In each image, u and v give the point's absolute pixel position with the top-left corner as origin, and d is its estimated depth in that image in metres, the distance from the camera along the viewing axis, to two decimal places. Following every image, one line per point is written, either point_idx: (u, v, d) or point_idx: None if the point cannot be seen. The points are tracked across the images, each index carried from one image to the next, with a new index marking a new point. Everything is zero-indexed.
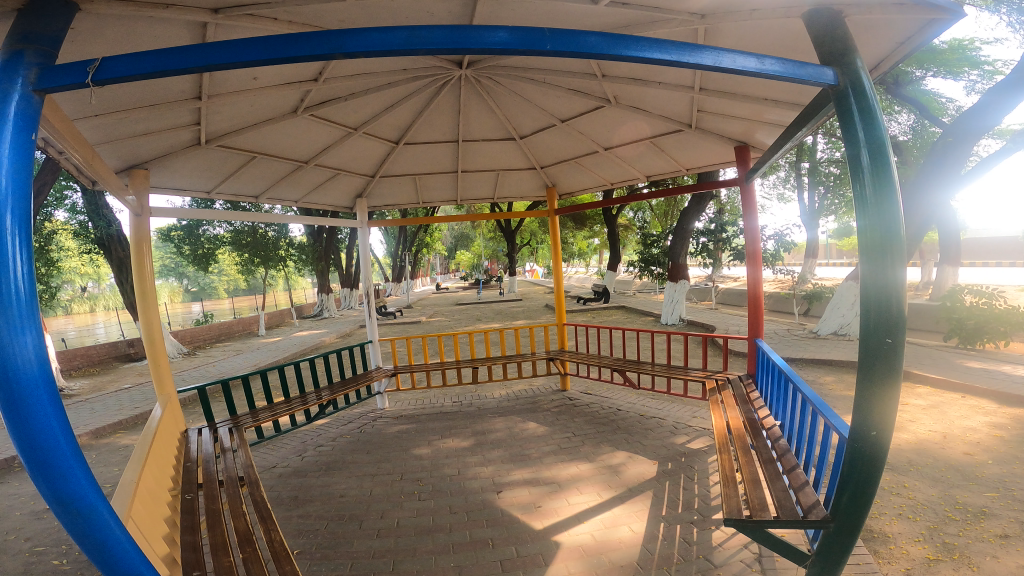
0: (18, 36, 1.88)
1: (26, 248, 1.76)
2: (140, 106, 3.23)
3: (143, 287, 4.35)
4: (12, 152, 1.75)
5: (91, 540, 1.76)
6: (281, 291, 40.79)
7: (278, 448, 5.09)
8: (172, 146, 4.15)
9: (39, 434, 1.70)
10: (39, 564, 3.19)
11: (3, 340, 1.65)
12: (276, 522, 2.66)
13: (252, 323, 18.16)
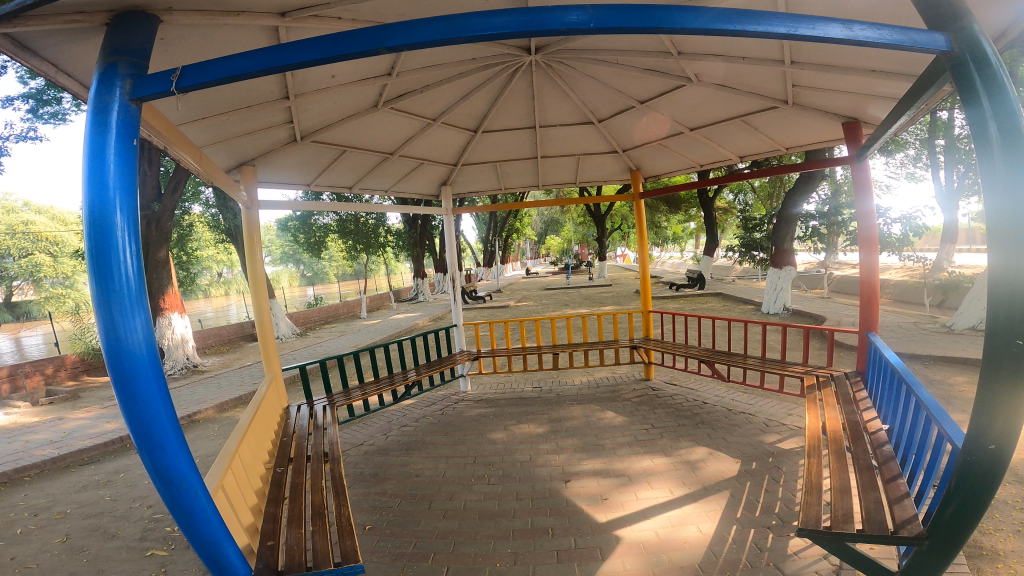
0: (109, 50, 2.08)
1: (135, 240, 1.95)
2: (236, 109, 3.52)
3: (253, 273, 4.75)
4: (118, 155, 1.94)
5: (180, 508, 1.95)
6: (385, 277, 43.30)
7: (367, 427, 5.41)
8: (272, 144, 4.49)
9: (145, 408, 1.90)
10: (154, 530, 3.62)
11: (116, 324, 1.84)
12: (348, 498, 2.83)
13: (357, 307, 19.41)
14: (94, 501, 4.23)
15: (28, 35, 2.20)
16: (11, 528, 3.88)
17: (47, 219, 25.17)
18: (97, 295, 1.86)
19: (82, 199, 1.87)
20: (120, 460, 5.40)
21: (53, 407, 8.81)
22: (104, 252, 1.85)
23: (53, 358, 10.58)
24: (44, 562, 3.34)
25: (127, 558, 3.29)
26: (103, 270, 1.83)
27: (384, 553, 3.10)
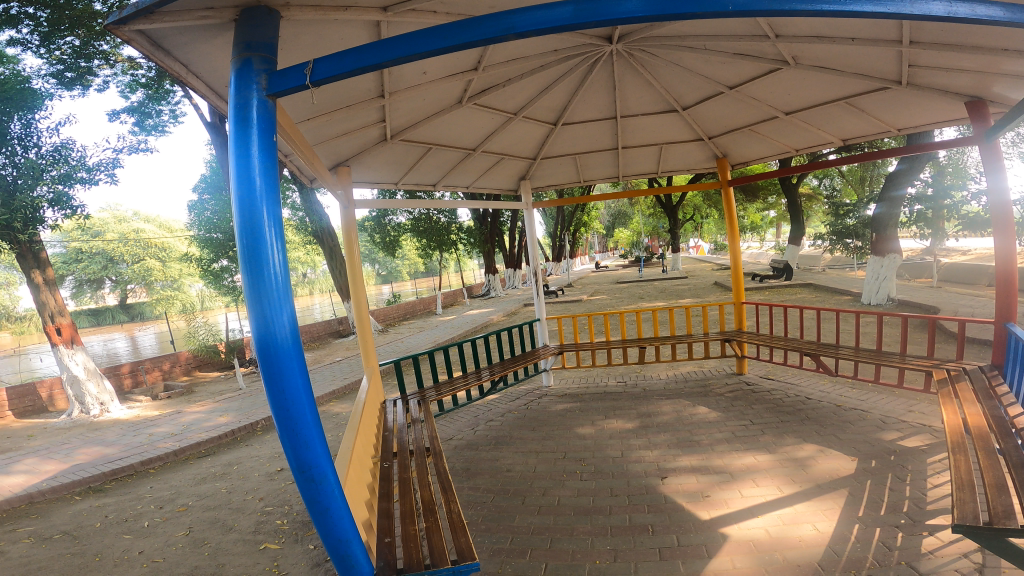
0: (243, 47, 2.23)
1: (279, 237, 2.12)
2: (336, 109, 3.64)
3: (353, 268, 4.91)
4: (261, 152, 2.11)
5: (318, 503, 2.16)
6: (454, 274, 44.46)
7: (455, 422, 5.55)
8: (365, 144, 4.64)
9: (290, 399, 2.09)
10: (266, 522, 3.80)
11: (268, 317, 2.03)
12: (455, 494, 2.88)
13: (432, 304, 19.88)
14: (212, 494, 4.51)
15: (162, 33, 2.35)
16: (141, 519, 4.12)
17: (155, 228, 27.60)
18: (249, 291, 2.06)
19: (233, 199, 2.06)
20: (232, 453, 5.77)
21: (171, 400, 9.61)
22: (254, 250, 2.03)
23: (170, 355, 11.50)
24: (170, 556, 3.49)
25: (243, 551, 3.43)
26: (254, 269, 2.01)
27: (482, 549, 3.13)
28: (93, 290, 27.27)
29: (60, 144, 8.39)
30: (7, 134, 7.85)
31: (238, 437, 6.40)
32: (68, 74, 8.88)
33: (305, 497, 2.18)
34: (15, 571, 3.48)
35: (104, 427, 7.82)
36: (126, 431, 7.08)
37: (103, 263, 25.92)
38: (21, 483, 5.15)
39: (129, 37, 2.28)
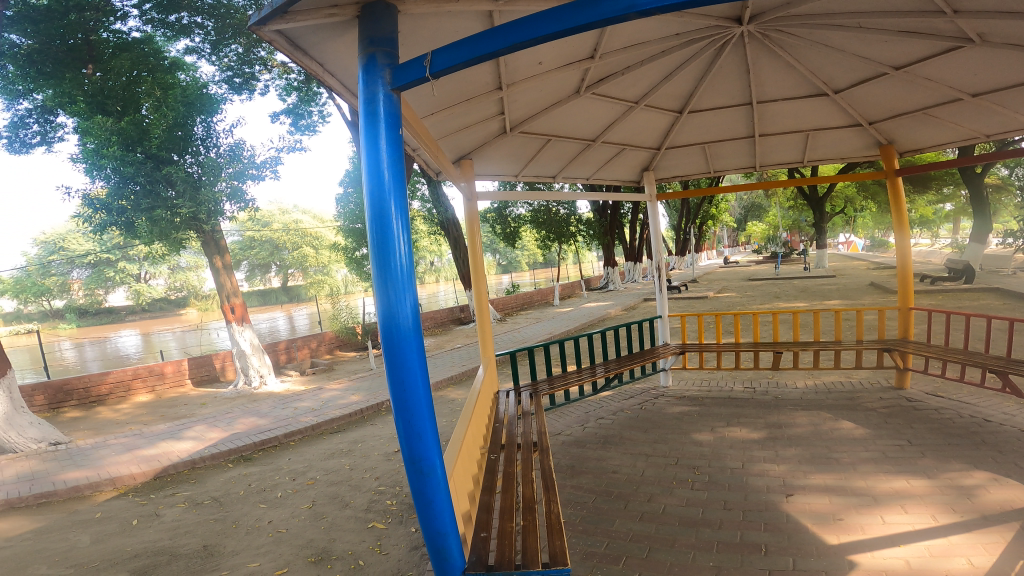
0: (368, 42, 2.36)
1: (405, 229, 2.30)
2: (455, 102, 3.73)
3: (475, 258, 5.04)
4: (388, 146, 2.29)
5: (424, 494, 2.29)
6: (573, 266, 44.66)
7: (566, 417, 5.54)
8: (486, 136, 4.72)
9: (408, 389, 2.25)
10: (378, 502, 4.07)
11: (392, 305, 2.22)
12: (557, 493, 2.86)
13: (550, 296, 20.04)
14: (337, 469, 4.91)
15: (297, 32, 2.53)
16: (276, 490, 4.56)
17: (309, 218, 30.83)
18: (378, 279, 2.26)
19: (366, 191, 2.26)
20: (358, 431, 6.24)
21: (315, 376, 10.69)
22: (383, 241, 2.23)
23: (316, 335, 12.73)
24: (293, 527, 3.82)
25: (353, 528, 3.69)
26: (382, 258, 2.20)
27: (575, 550, 3.08)
28: (260, 274, 31.04)
29: (234, 144, 9.52)
30: (193, 136, 9.06)
31: (366, 416, 6.91)
32: (236, 79, 10.06)
33: (413, 487, 2.31)
34: (165, 533, 3.86)
35: (260, 398, 8.88)
36: (276, 404, 7.93)
37: (269, 251, 29.63)
38: (190, 447, 5.91)
39: (270, 37, 2.50)
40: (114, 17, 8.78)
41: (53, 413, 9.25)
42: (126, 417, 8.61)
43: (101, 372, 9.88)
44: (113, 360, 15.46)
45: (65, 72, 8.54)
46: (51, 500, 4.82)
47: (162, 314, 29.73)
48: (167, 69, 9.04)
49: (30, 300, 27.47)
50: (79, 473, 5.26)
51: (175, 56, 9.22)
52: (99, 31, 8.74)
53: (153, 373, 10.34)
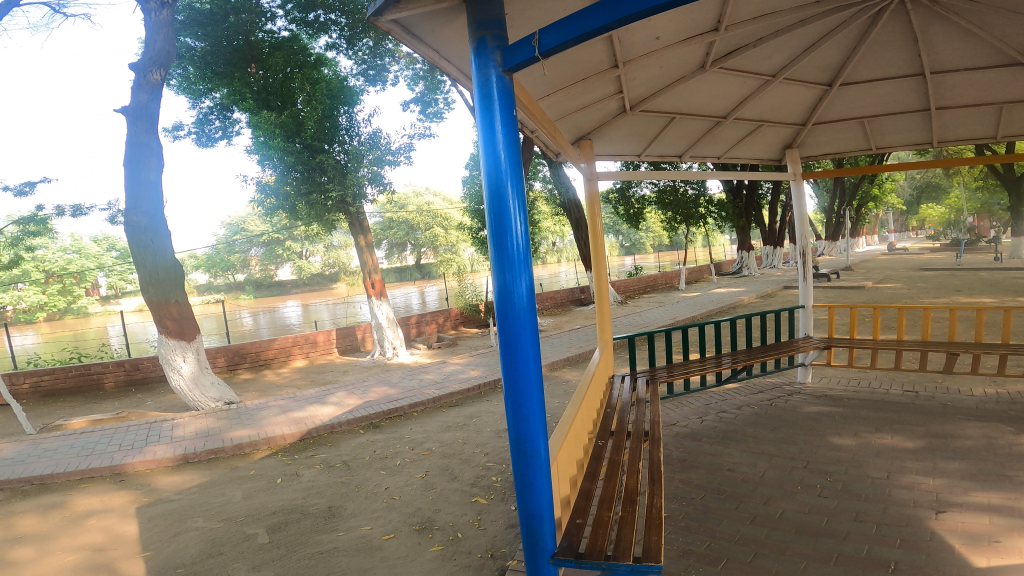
0: (476, 26, 2.37)
1: (521, 210, 2.34)
2: (571, 83, 3.66)
3: (595, 241, 4.94)
4: (503, 127, 2.32)
5: (527, 476, 2.33)
6: (703, 249, 42.60)
7: (684, 407, 5.31)
8: (605, 116, 4.59)
9: (520, 370, 2.29)
10: (484, 478, 4.24)
11: (507, 285, 2.27)
12: (663, 487, 2.76)
13: (676, 280, 19.28)
14: (451, 442, 5.16)
15: (413, 21, 2.63)
16: (396, 458, 4.90)
17: (441, 201, 32.38)
18: (495, 260, 2.32)
19: (483, 173, 2.32)
20: (475, 406, 6.50)
21: (441, 350, 11.30)
22: (502, 223, 2.29)
23: (443, 311, 13.39)
24: (406, 495, 4.09)
25: (458, 500, 3.90)
26: (501, 239, 2.26)
27: (672, 547, 2.96)
28: (398, 252, 33.21)
29: (373, 132, 10.20)
30: (339, 127, 9.78)
31: (483, 392, 7.17)
32: (371, 72, 10.76)
33: (516, 468, 2.36)
34: (300, 492, 4.31)
35: (393, 368, 9.57)
36: (406, 375, 8.51)
37: (405, 231, 31.59)
38: (331, 412, 6.51)
39: (387, 28, 2.61)
40: (266, 19, 9.75)
41: (230, 373, 10.70)
42: (284, 381, 9.75)
43: (268, 339, 11.22)
44: (278, 328, 17.55)
45: (234, 71, 9.63)
46: (219, 455, 5.46)
47: (317, 287, 33.13)
48: (312, 65, 9.88)
49: (219, 274, 32.06)
50: (241, 432, 5.94)
51: (319, 53, 10.05)
52: (257, 32, 9.73)
53: (308, 341, 11.55)
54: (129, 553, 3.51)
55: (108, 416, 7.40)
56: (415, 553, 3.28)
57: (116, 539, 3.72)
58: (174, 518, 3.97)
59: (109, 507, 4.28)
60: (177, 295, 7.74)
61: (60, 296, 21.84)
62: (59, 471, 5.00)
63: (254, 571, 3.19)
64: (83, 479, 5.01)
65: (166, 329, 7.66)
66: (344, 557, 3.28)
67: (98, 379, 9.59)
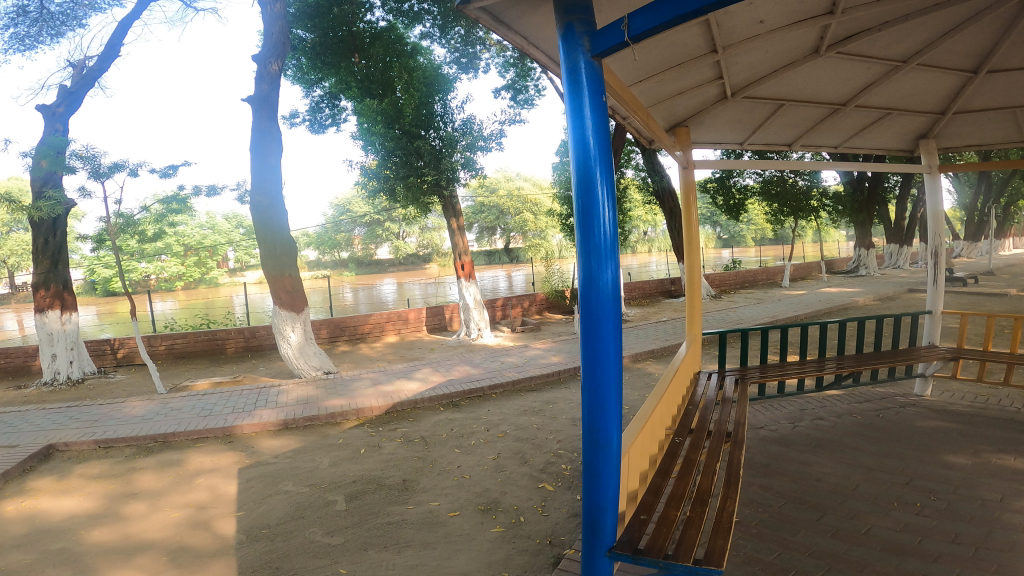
0: (563, 11, 2.35)
1: (610, 198, 2.30)
2: (667, 68, 3.53)
3: (690, 234, 4.66)
4: (592, 114, 2.28)
5: (595, 466, 2.32)
6: (812, 244, 39.85)
7: (776, 410, 5.04)
8: (704, 103, 4.38)
9: (599, 359, 2.28)
10: (552, 466, 4.29)
11: (592, 274, 2.25)
12: (739, 491, 2.65)
13: (779, 276, 18.15)
14: (525, 426, 5.23)
15: (500, 8, 2.65)
16: (470, 437, 5.05)
17: (532, 187, 32.51)
18: (582, 248, 2.30)
19: (572, 160, 2.31)
20: (553, 392, 6.54)
21: (523, 334, 11.44)
22: (590, 210, 2.26)
23: (529, 295, 13.52)
24: (475, 474, 4.22)
25: (525, 485, 3.99)
26: (588, 226, 2.24)
27: (737, 553, 2.86)
28: (488, 236, 33.78)
29: (466, 119, 10.38)
30: (434, 114, 10.06)
31: (562, 379, 7.19)
32: (462, 59, 11.36)
33: (585, 457, 2.35)
34: (380, 463, 4.57)
35: (479, 349, 9.82)
36: (489, 356, 8.71)
37: (496, 215, 32.10)
38: (415, 388, 6.81)
39: (476, 15, 2.64)
40: (365, 10, 10.18)
41: (331, 345, 11.44)
42: (376, 354, 10.32)
43: (364, 314, 11.86)
44: (374, 305, 18.53)
45: (339, 61, 10.15)
46: (314, 422, 5.88)
47: (412, 266, 34.54)
48: (408, 53, 10.17)
49: (326, 251, 34.34)
50: (336, 401, 6.36)
51: (415, 42, 10.38)
52: (357, 23, 10.16)
53: (400, 318, 12.10)
54: (226, 511, 3.86)
55: (226, 380, 8.15)
56: (477, 531, 3.40)
57: (216, 499, 4.09)
58: (268, 481, 4.33)
59: (216, 467, 4.73)
60: (291, 270, 8.35)
61: (195, 267, 24.40)
62: (180, 430, 5.55)
63: (331, 536, 3.43)
64: (199, 440, 5.51)
65: (280, 300, 8.29)
66: (410, 529, 3.46)
67: (222, 344, 10.60)
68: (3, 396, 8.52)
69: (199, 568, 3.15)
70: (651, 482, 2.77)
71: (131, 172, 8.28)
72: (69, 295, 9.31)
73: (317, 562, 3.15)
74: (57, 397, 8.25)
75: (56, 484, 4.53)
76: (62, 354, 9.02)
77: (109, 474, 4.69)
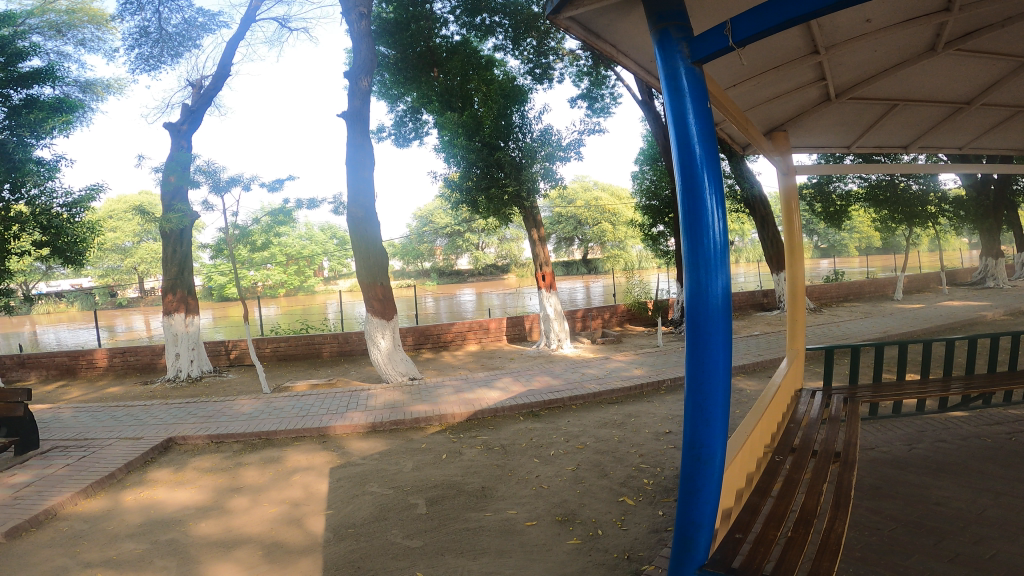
0: (656, 19, 2.30)
1: (720, 207, 2.21)
2: (763, 71, 3.37)
3: (790, 241, 4.30)
4: (696, 119, 2.21)
5: (697, 482, 2.20)
6: (925, 254, 36.50)
7: (888, 431, 4.61)
8: (804, 106, 4.13)
9: (706, 372, 2.18)
10: (634, 480, 4.16)
11: (701, 284, 2.15)
12: (849, 512, 2.45)
13: (887, 288, 16.71)
14: (606, 439, 5.13)
15: (589, 17, 2.63)
16: (551, 448, 5.00)
17: (613, 197, 32.09)
18: (688, 257, 2.21)
19: (676, 166, 2.24)
20: (635, 405, 6.37)
21: (604, 346, 11.26)
22: (698, 218, 2.17)
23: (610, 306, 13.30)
24: (554, 485, 4.17)
25: (605, 498, 3.89)
26: (696, 235, 2.15)
27: None
28: (566, 247, 33.65)
29: (544, 130, 10.40)
30: (513, 124, 10.21)
31: (645, 392, 6.99)
32: (536, 70, 11.64)
33: (684, 472, 2.25)
34: (462, 469, 4.63)
35: (559, 360, 9.77)
36: (568, 367, 8.65)
37: (574, 225, 31.98)
38: (497, 396, 6.87)
39: (564, 24, 2.64)
40: (440, 24, 10.55)
41: (415, 352, 11.81)
42: (458, 363, 10.54)
43: (447, 323, 12.15)
44: (454, 314, 18.95)
45: (420, 76, 10.57)
46: (400, 426, 6.07)
47: (492, 276, 35.09)
48: (485, 66, 10.39)
49: (410, 262, 35.66)
50: (420, 407, 6.52)
51: (488, 55, 10.63)
52: (434, 38, 10.52)
53: (481, 327, 12.27)
54: (316, 509, 4.04)
55: (321, 383, 8.61)
56: (553, 542, 3.35)
57: (309, 496, 4.31)
58: (355, 482, 4.51)
59: (310, 466, 4.99)
60: (382, 279, 8.72)
61: (295, 276, 26.14)
62: (281, 429, 5.90)
63: (410, 539, 3.50)
64: (297, 438, 5.85)
65: (372, 308, 8.67)
66: (487, 536, 3.47)
67: (318, 349, 11.22)
68: (132, 390, 9.48)
69: (290, 563, 3.32)
70: (749, 500, 2.61)
71: (245, 186, 9.01)
72: (192, 299, 10.18)
73: (397, 564, 3.22)
74: (178, 393, 9.06)
75: (171, 476, 4.94)
76: (183, 354, 9.90)
77: (216, 469, 5.06)
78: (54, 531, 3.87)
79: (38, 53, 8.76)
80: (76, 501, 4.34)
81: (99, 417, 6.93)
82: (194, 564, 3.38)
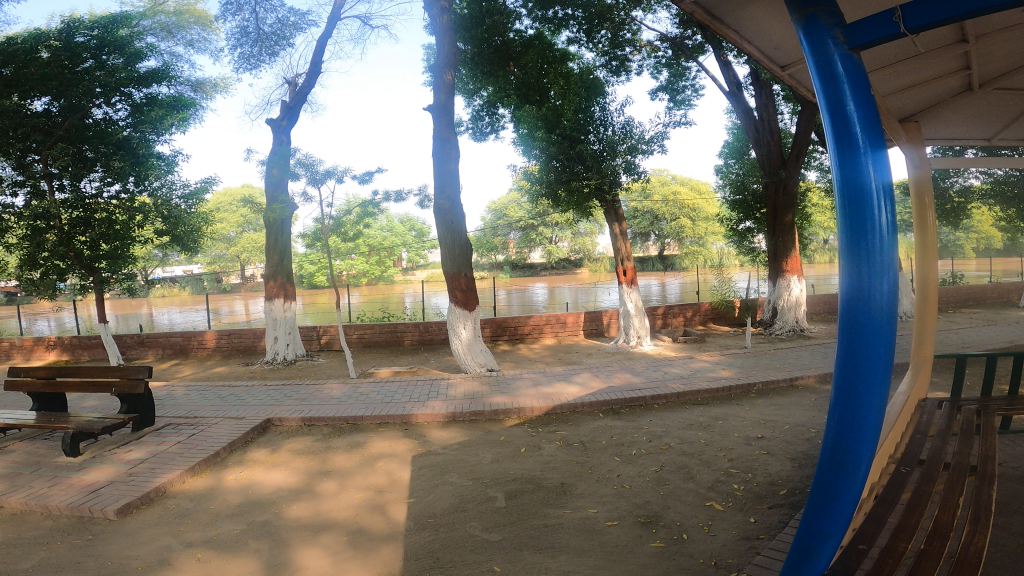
0: (801, 4, 2.19)
1: (887, 199, 2.09)
2: (905, 59, 3.24)
3: (920, 236, 3.84)
4: (857, 106, 2.09)
5: (840, 490, 2.06)
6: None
7: (1018, 447, 4.09)
8: (943, 98, 3.97)
9: (865, 375, 2.04)
10: (723, 484, 3.95)
11: (865, 282, 2.03)
12: (990, 528, 2.16)
13: (1012, 293, 14.96)
14: (691, 441, 4.90)
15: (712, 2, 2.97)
16: (632, 447, 4.84)
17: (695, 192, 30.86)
18: (846, 250, 2.08)
19: (831, 154, 2.11)
20: (722, 408, 6.06)
21: (686, 344, 10.85)
22: (860, 210, 2.05)
23: (693, 304, 12.76)
24: (636, 485, 4.02)
25: (691, 501, 3.70)
26: (858, 227, 2.03)
27: None
28: (643, 242, 32.68)
29: (626, 122, 10.17)
30: (593, 117, 10.05)
31: (733, 395, 6.64)
32: (612, 63, 11.29)
33: (820, 477, 2.11)
34: (540, 464, 4.58)
35: (639, 358, 9.49)
36: (649, 365, 8.38)
37: (650, 220, 30.95)
38: (576, 392, 6.76)
39: (691, 9, 3.00)
40: (513, 19, 10.47)
41: (493, 343, 11.88)
42: (536, 356, 10.51)
43: (525, 316, 12.14)
44: (528, 307, 18.95)
45: (498, 71, 10.56)
46: (479, 416, 6.10)
47: (566, 270, 34.86)
48: (559, 58, 10.40)
49: (485, 254, 35.98)
50: (500, 399, 6.54)
51: (562, 48, 10.51)
52: (507, 33, 10.45)
53: (558, 321, 12.19)
54: (399, 497, 4.12)
55: (404, 370, 8.86)
56: (635, 543, 3.23)
57: (392, 483, 4.41)
58: (436, 471, 4.57)
59: (393, 453, 5.11)
60: (466, 270, 8.82)
61: (378, 266, 27.16)
62: (368, 414, 6.09)
63: (488, 532, 3.49)
64: (383, 423, 6.03)
65: (455, 298, 8.79)
66: (567, 534, 3.39)
67: (401, 336, 11.55)
68: (236, 370, 10.22)
69: (373, 551, 3.39)
70: (874, 510, 2.36)
71: (338, 179, 9.38)
72: (290, 285, 10.76)
73: (475, 557, 3.21)
74: (276, 375, 9.65)
75: (268, 456, 5.22)
76: (281, 337, 10.49)
77: (308, 451, 5.30)
78: (163, 509, 4.18)
79: (153, 53, 9.52)
80: (184, 479, 4.68)
81: (207, 396, 7.47)
82: (286, 547, 3.54)
